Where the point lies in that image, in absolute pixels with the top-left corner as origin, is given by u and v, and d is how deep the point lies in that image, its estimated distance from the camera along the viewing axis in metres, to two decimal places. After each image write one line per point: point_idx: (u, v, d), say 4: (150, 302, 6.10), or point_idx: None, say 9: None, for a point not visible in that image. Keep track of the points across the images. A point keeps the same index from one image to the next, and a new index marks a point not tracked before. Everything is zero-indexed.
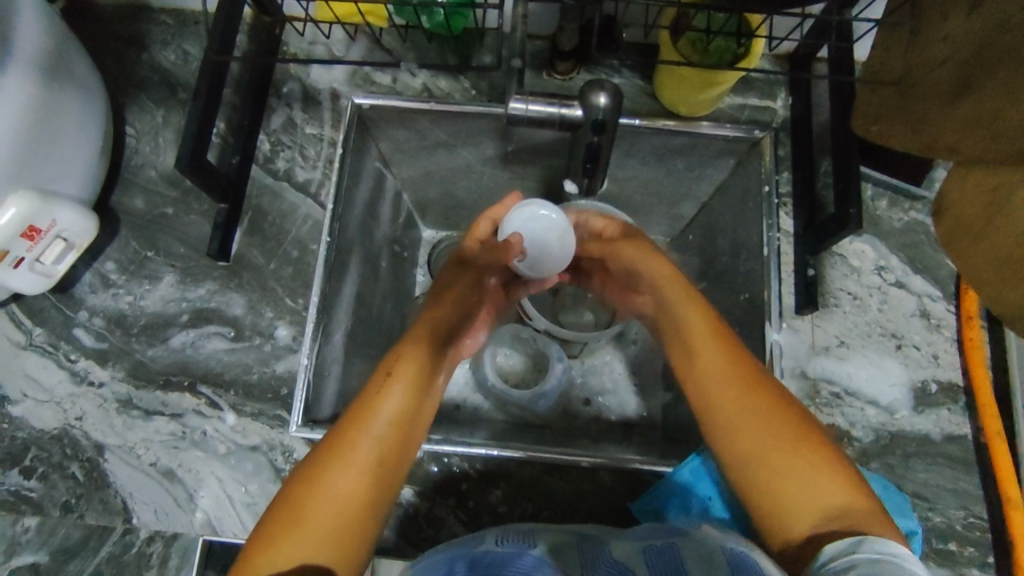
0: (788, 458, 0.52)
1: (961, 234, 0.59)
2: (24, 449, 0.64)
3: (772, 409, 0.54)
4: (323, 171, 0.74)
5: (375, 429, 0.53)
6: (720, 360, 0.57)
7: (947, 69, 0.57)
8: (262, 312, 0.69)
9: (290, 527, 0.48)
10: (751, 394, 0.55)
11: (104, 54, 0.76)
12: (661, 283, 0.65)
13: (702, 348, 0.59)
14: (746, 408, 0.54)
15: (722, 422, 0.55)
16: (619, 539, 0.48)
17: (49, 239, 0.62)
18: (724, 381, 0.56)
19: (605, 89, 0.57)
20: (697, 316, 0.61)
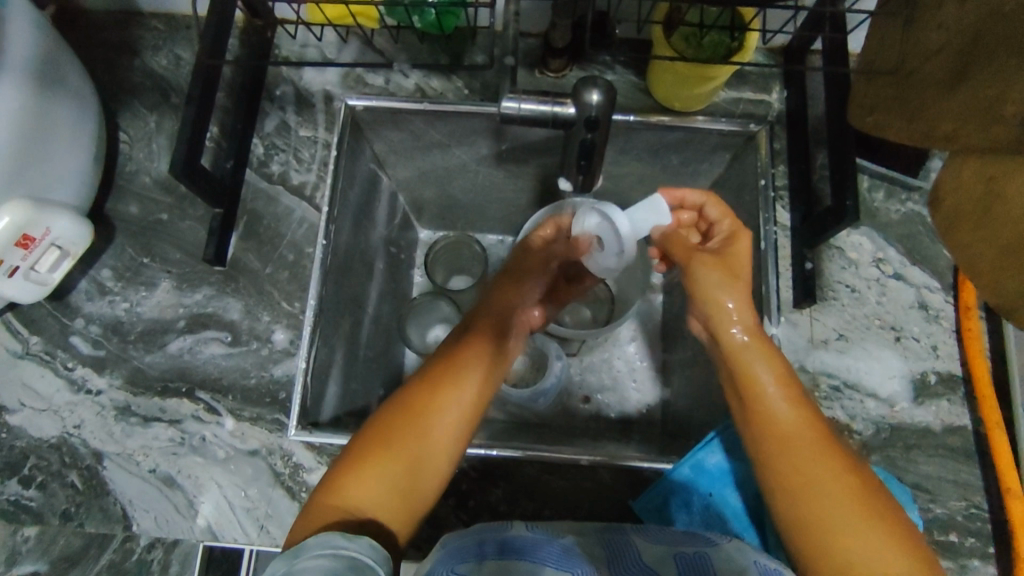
0: (853, 519, 0.50)
1: (958, 225, 0.59)
2: (23, 458, 0.64)
3: (839, 471, 0.52)
4: (317, 173, 0.73)
5: (452, 401, 0.56)
6: (788, 411, 0.56)
7: (943, 59, 0.57)
8: (259, 316, 0.69)
9: (361, 482, 0.51)
10: (819, 453, 0.53)
11: (96, 61, 0.76)
12: (721, 323, 0.59)
13: (767, 393, 0.56)
14: (813, 467, 0.53)
15: (783, 479, 0.53)
16: (643, 538, 0.48)
17: (44, 247, 0.62)
18: (792, 437, 0.54)
19: (597, 85, 0.57)
20: (768, 367, 0.57)
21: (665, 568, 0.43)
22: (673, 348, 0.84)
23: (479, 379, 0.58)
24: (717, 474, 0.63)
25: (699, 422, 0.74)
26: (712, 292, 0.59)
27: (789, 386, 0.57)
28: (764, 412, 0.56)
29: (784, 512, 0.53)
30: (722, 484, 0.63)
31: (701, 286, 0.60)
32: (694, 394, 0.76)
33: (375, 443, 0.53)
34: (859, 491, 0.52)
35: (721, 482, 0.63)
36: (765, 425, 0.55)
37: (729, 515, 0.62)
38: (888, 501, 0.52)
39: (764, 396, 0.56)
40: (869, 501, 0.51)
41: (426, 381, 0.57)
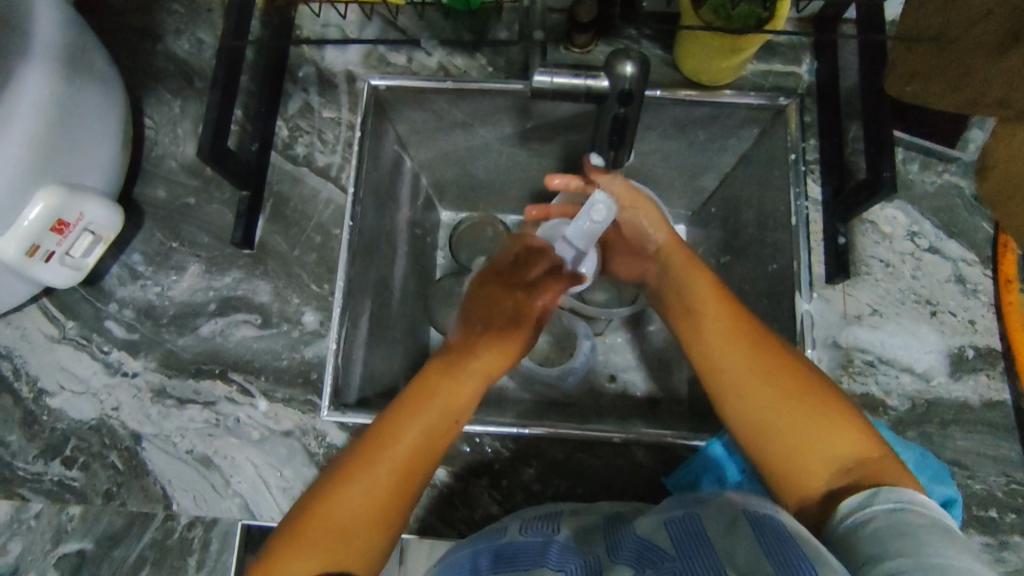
0: (802, 421, 0.52)
1: (1005, 189, 0.67)
2: (64, 440, 0.65)
3: (778, 372, 0.54)
4: (342, 154, 0.73)
5: (408, 469, 0.54)
6: (722, 330, 0.57)
7: (993, 21, 0.55)
8: (289, 299, 0.69)
9: (295, 560, 0.50)
10: (758, 360, 0.55)
11: (119, 46, 0.76)
12: (666, 248, 0.67)
13: (705, 317, 0.59)
14: (751, 379, 0.54)
15: (730, 393, 0.55)
16: (645, 517, 0.49)
17: (78, 232, 0.62)
18: (729, 339, 0.56)
19: (631, 57, 0.54)
20: (717, 316, 0.58)
21: (658, 537, 0.44)
22: None
23: (435, 441, 0.56)
24: None
25: None
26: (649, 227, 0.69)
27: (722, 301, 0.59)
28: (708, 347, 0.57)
29: (734, 424, 0.55)
30: None
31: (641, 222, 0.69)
32: None
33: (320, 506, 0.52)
34: (798, 385, 0.54)
35: None
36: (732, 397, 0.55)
37: None
38: (830, 387, 0.54)
39: (704, 329, 0.58)
40: (810, 394, 0.53)
41: (377, 439, 0.55)
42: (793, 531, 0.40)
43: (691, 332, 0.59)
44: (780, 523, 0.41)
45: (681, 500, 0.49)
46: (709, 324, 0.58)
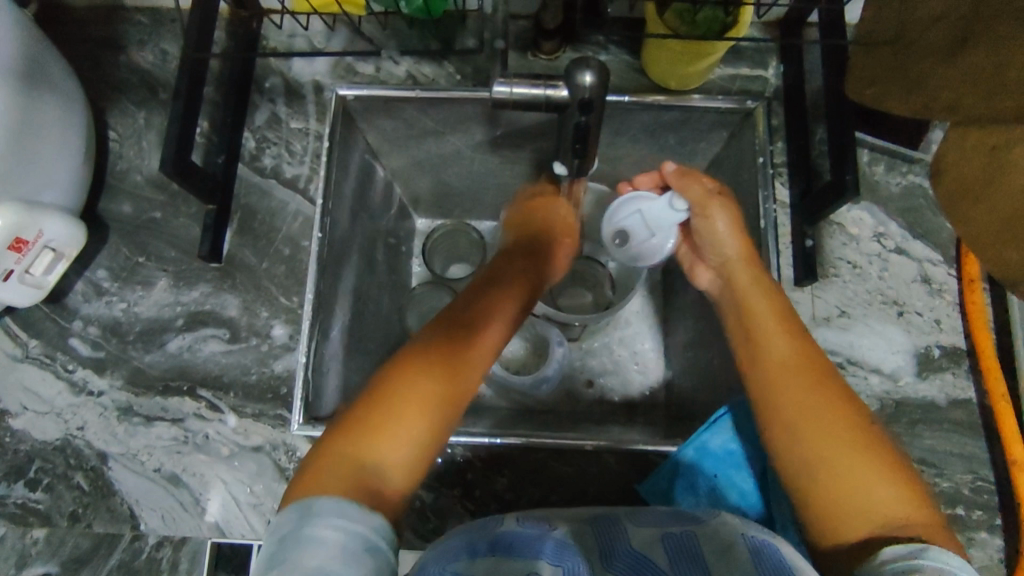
0: (855, 465, 0.49)
1: (962, 195, 0.59)
2: (29, 461, 0.64)
3: (838, 407, 0.52)
4: (310, 165, 0.72)
5: (474, 357, 0.54)
6: (790, 351, 0.56)
7: (944, 25, 0.55)
8: (258, 312, 0.69)
9: (381, 434, 0.47)
10: (813, 385, 0.53)
11: (81, 58, 0.75)
12: (733, 263, 0.64)
13: (765, 329, 0.57)
14: (811, 403, 0.52)
15: (787, 414, 0.53)
16: (633, 520, 0.47)
17: (37, 249, 0.61)
18: (790, 364, 0.55)
19: (590, 66, 0.54)
20: (767, 308, 0.59)
21: (655, 555, 0.42)
22: (675, 329, 0.84)
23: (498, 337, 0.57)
24: (723, 455, 0.63)
25: (705, 402, 0.75)
26: (721, 234, 0.64)
27: (791, 323, 0.58)
28: (765, 355, 0.56)
29: (781, 444, 0.52)
30: (727, 465, 0.63)
31: (715, 229, 0.65)
32: (699, 375, 0.77)
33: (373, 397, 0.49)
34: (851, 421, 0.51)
35: (727, 463, 0.63)
36: (784, 408, 0.53)
37: (735, 497, 0.62)
38: (887, 441, 0.51)
39: (764, 345, 0.57)
40: (867, 443, 0.50)
41: (443, 330, 0.55)
42: (793, 565, 0.41)
43: (748, 348, 0.57)
44: (777, 554, 0.42)
45: (672, 514, 0.49)
46: (774, 341, 0.57)
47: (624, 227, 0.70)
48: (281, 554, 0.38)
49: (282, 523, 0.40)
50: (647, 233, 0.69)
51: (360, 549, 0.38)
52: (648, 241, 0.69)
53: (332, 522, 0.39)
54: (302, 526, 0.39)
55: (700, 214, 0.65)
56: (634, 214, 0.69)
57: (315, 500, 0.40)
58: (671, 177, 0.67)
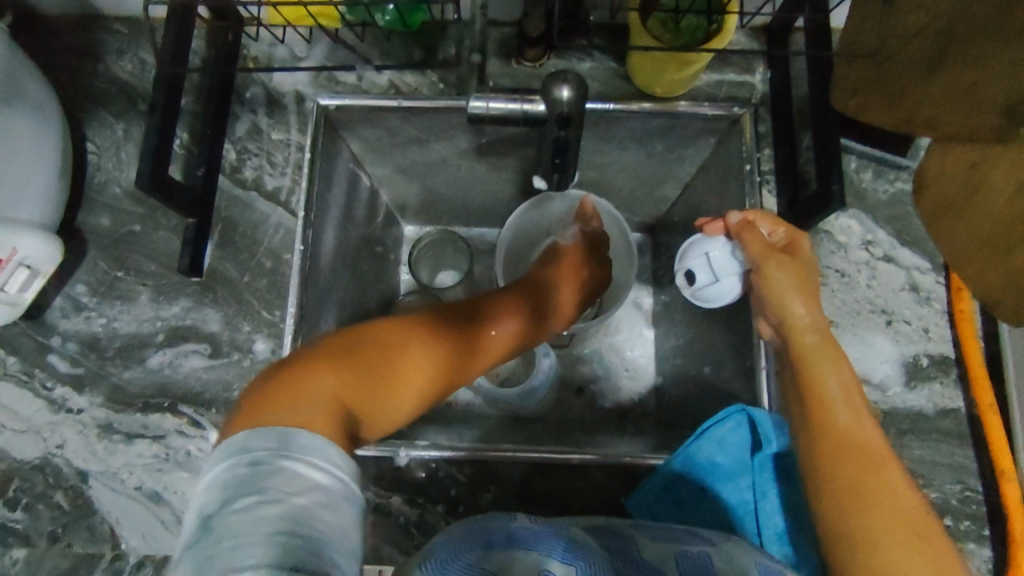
0: (905, 551, 0.47)
1: (940, 215, 0.60)
2: (7, 481, 0.63)
3: (895, 494, 0.50)
4: (292, 177, 0.71)
5: (484, 345, 0.59)
6: (852, 426, 0.53)
7: (923, 41, 0.56)
8: (239, 326, 0.68)
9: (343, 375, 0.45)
10: (872, 468, 0.50)
11: (59, 68, 0.74)
12: (794, 322, 0.58)
13: (832, 399, 0.54)
14: (868, 482, 0.50)
15: (837, 487, 0.50)
16: (645, 537, 0.47)
17: (12, 267, 0.61)
18: (855, 443, 0.52)
19: (568, 80, 0.53)
20: (836, 372, 0.56)
21: (669, 569, 0.42)
22: (665, 336, 0.83)
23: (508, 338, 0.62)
24: (710, 467, 0.64)
25: (693, 412, 0.75)
26: (784, 295, 0.57)
27: (854, 397, 0.54)
28: (829, 423, 0.53)
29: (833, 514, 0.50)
30: (715, 477, 0.64)
31: (774, 291, 0.58)
32: (688, 383, 0.77)
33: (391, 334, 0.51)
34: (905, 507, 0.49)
35: (714, 475, 0.64)
36: (841, 478, 0.51)
37: (722, 508, 0.63)
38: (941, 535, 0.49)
39: (824, 409, 0.54)
40: (920, 534, 0.48)
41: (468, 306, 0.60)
42: None
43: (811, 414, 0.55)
44: None
45: (686, 534, 0.48)
46: (834, 403, 0.54)
47: (689, 268, 0.64)
48: (253, 481, 0.33)
49: (255, 443, 0.34)
50: (711, 278, 0.63)
51: (344, 497, 0.34)
52: (711, 287, 0.62)
53: (319, 458, 0.34)
54: (282, 456, 0.34)
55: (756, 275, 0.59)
56: (700, 256, 0.63)
57: (300, 432, 0.35)
58: (734, 228, 0.61)
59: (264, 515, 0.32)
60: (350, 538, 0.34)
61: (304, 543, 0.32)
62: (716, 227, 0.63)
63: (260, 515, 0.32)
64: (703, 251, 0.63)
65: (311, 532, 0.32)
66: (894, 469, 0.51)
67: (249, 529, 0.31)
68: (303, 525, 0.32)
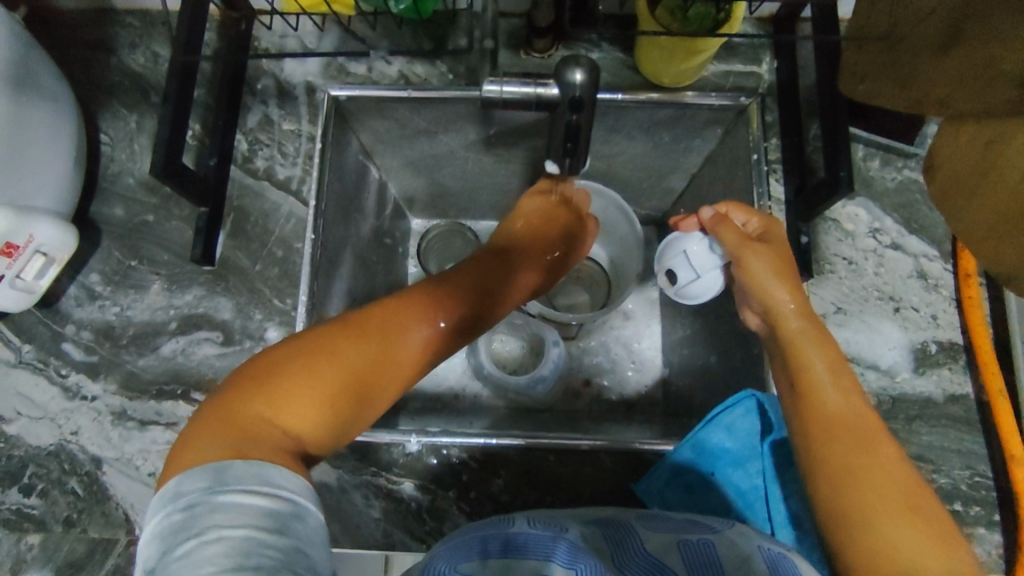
0: (904, 525, 0.47)
1: (955, 192, 0.57)
2: (22, 466, 0.64)
3: (886, 469, 0.50)
4: (303, 167, 0.72)
5: (496, 308, 0.62)
6: (840, 403, 0.53)
7: (936, 20, 0.52)
8: (251, 315, 0.68)
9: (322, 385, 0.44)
10: (863, 445, 0.51)
11: (72, 61, 0.74)
12: (779, 310, 0.58)
13: (818, 379, 0.55)
14: (861, 456, 0.50)
15: (831, 468, 0.50)
16: (648, 527, 0.47)
17: (28, 254, 0.61)
18: (845, 422, 0.52)
19: (580, 64, 0.53)
20: (821, 354, 0.56)
21: (671, 560, 0.42)
22: (672, 326, 0.84)
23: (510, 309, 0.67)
24: (720, 453, 0.64)
25: (702, 400, 0.75)
26: (765, 284, 0.58)
27: (842, 377, 0.54)
28: (816, 402, 0.54)
29: (833, 493, 0.50)
30: (725, 463, 0.64)
31: (755, 280, 0.59)
32: (696, 372, 0.77)
33: (376, 342, 0.48)
34: (901, 480, 0.49)
35: (724, 461, 0.64)
36: (833, 456, 0.51)
37: (732, 494, 0.64)
38: (935, 505, 0.49)
39: (812, 390, 0.54)
40: (916, 508, 0.48)
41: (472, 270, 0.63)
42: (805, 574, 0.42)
43: (799, 396, 0.55)
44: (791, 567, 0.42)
45: (688, 524, 0.49)
46: (820, 381, 0.55)
47: (671, 267, 0.66)
48: (189, 525, 0.34)
49: (188, 487, 0.36)
50: (690, 274, 0.64)
51: (288, 517, 0.35)
52: (693, 283, 0.64)
53: (255, 485, 0.36)
54: (215, 492, 0.35)
55: (737, 265, 0.60)
56: (678, 254, 0.64)
57: (232, 464, 0.36)
58: (707, 223, 0.62)
59: (206, 553, 0.33)
60: (297, 553, 0.34)
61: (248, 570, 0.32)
62: (690, 225, 0.65)
63: (201, 555, 0.33)
64: (680, 249, 0.64)
65: (257, 562, 0.33)
66: (883, 442, 0.51)
67: (193, 567, 0.33)
68: (246, 556, 0.33)
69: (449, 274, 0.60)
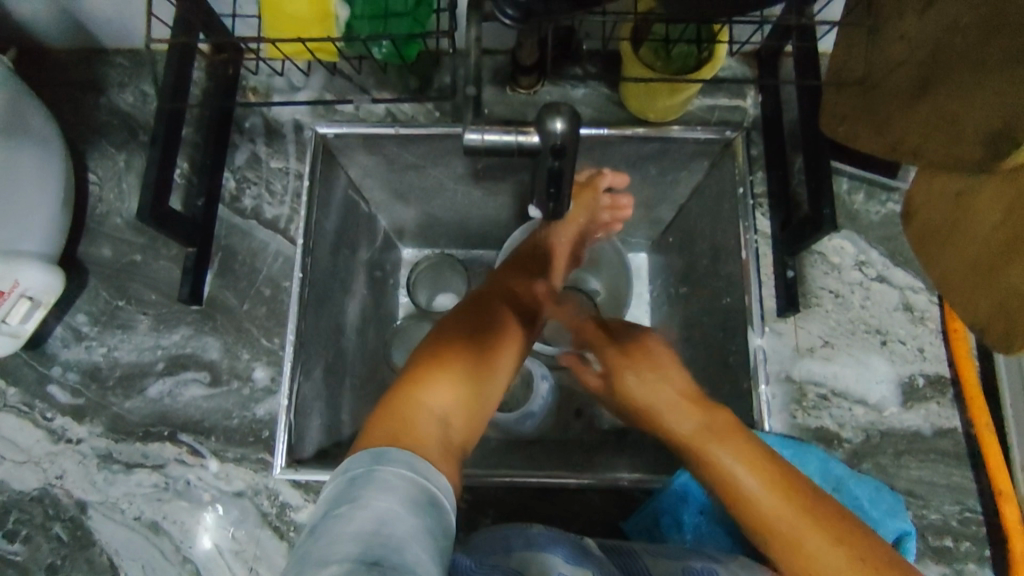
0: None
1: (929, 240, 0.56)
2: (6, 512, 0.63)
3: (832, 549, 0.50)
4: (291, 205, 0.72)
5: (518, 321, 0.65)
6: (763, 491, 0.53)
7: (906, 71, 0.53)
8: (239, 354, 0.68)
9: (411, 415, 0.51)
10: (807, 526, 0.51)
11: (62, 101, 0.75)
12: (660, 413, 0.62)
13: (734, 478, 0.55)
14: (811, 543, 0.50)
15: (796, 570, 0.51)
16: (652, 550, 0.50)
17: (13, 299, 0.61)
18: (778, 517, 0.52)
19: (561, 112, 0.52)
20: (726, 449, 0.56)
21: None
22: None
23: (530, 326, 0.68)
24: (710, 490, 0.63)
25: None
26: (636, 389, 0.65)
27: (752, 466, 0.54)
28: (742, 502, 0.54)
29: None
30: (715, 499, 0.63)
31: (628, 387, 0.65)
32: None
33: (432, 374, 0.55)
34: (857, 550, 0.50)
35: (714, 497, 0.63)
36: (793, 558, 0.51)
37: (723, 530, 0.63)
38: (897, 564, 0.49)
39: (745, 500, 0.54)
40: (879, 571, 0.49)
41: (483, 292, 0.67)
42: None
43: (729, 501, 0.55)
44: None
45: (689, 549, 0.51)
46: (742, 485, 0.54)
47: None
48: (349, 491, 0.39)
49: (354, 465, 0.41)
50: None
51: (428, 505, 0.39)
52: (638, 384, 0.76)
53: (405, 470, 0.41)
54: (374, 468, 0.40)
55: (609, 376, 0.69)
56: None
57: (388, 451, 0.43)
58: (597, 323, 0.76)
59: (356, 515, 0.36)
60: (433, 538, 0.37)
61: (386, 540, 0.35)
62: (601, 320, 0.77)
63: (351, 517, 0.36)
64: None
65: (393, 532, 0.35)
66: (822, 513, 0.52)
67: (343, 526, 0.36)
68: (386, 523, 0.36)
69: (465, 309, 0.64)
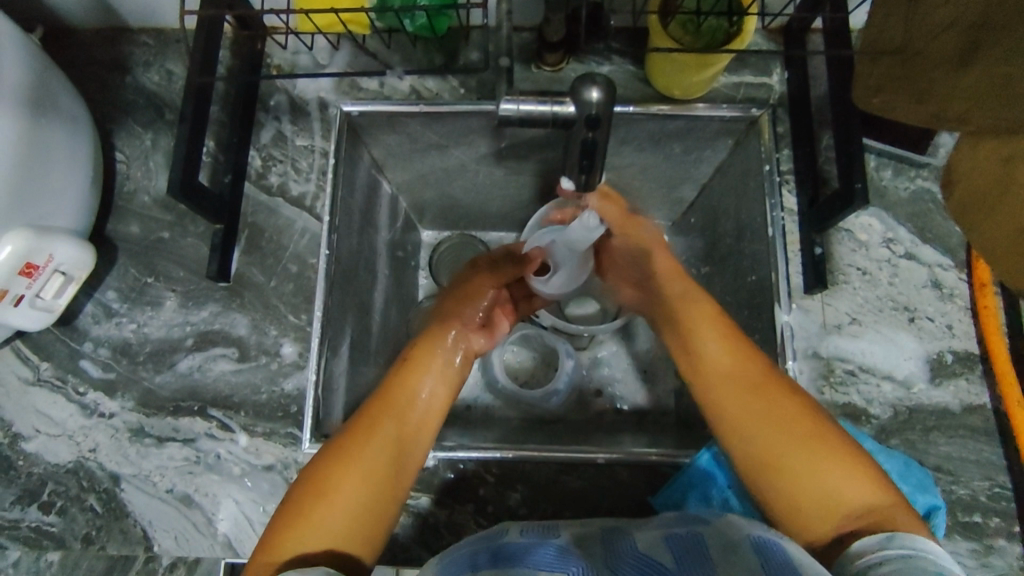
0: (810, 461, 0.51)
1: (975, 206, 0.56)
2: (41, 484, 0.64)
3: (772, 409, 0.54)
4: (317, 183, 0.73)
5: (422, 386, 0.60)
6: (717, 355, 0.58)
7: (951, 36, 0.51)
8: (267, 331, 0.69)
9: (309, 523, 0.50)
10: (748, 388, 0.56)
11: (89, 80, 0.75)
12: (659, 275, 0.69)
13: (696, 341, 0.60)
14: (749, 406, 0.55)
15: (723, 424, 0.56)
16: (641, 530, 0.47)
17: (47, 274, 0.62)
18: (722, 374, 0.57)
19: (596, 82, 0.53)
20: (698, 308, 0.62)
21: (661, 556, 0.41)
22: None
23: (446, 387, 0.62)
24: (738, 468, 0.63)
25: None
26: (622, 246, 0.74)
27: (720, 333, 0.59)
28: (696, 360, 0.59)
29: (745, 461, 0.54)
30: None
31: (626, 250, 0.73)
32: None
33: (328, 472, 0.52)
34: (797, 417, 0.53)
35: None
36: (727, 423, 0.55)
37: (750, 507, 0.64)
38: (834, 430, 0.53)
39: (693, 375, 0.59)
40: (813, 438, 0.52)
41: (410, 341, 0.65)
42: (792, 554, 0.41)
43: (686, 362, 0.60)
44: (781, 551, 0.41)
45: (679, 519, 0.48)
46: (704, 351, 0.59)
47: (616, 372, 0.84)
48: None
49: None
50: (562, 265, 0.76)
51: None
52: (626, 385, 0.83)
53: None
54: None
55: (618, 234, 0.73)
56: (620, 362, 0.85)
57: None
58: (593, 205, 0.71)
59: None
60: None
61: None
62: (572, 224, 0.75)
63: None
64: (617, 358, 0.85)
65: None
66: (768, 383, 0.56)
67: None
68: None
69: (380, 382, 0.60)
